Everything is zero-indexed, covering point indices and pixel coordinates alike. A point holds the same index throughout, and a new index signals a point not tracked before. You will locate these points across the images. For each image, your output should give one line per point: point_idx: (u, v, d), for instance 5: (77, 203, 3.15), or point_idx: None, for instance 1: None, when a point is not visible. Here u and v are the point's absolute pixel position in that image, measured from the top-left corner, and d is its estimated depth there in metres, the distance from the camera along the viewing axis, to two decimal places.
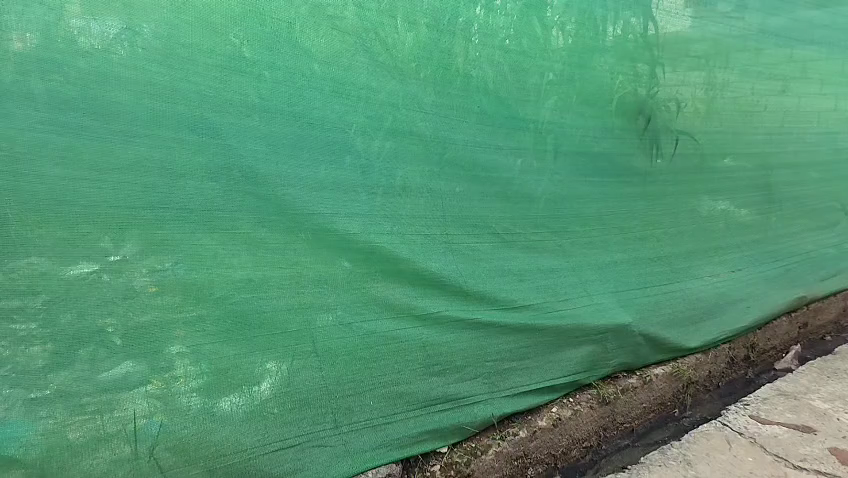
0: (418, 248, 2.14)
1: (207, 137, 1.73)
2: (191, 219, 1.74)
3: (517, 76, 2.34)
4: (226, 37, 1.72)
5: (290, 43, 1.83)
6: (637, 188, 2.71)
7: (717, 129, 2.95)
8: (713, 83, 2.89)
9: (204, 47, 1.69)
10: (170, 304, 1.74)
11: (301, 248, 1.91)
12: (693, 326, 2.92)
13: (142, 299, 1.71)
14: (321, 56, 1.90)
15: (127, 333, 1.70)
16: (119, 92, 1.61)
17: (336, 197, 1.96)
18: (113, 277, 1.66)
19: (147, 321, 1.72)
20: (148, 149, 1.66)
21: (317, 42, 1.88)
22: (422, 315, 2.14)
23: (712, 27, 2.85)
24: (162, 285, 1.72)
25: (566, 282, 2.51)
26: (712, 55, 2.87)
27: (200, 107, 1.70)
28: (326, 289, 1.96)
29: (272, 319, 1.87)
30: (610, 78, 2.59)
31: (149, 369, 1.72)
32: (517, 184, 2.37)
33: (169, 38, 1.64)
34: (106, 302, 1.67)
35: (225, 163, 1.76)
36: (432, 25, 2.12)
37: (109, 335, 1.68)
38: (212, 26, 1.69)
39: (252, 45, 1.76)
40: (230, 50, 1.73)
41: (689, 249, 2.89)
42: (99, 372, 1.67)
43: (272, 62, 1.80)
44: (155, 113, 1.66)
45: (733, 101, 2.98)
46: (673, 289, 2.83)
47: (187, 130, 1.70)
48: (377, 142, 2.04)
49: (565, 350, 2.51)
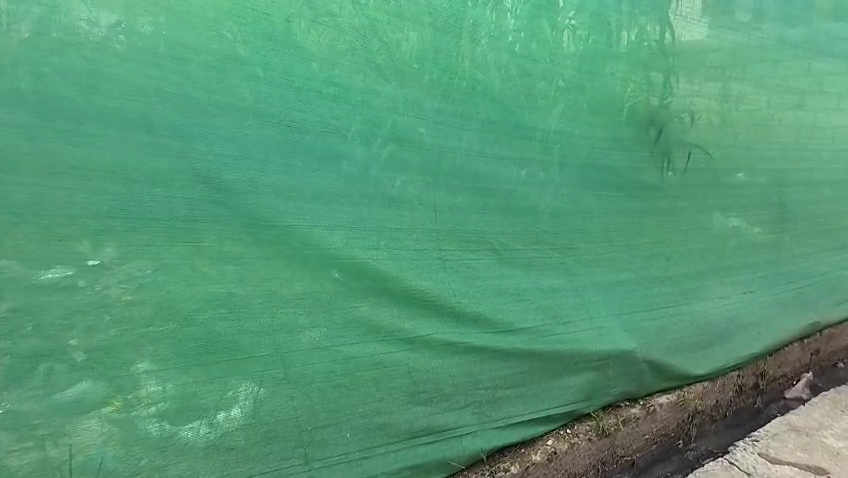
0: (409, 265, 2.00)
1: (185, 139, 1.59)
2: (161, 228, 1.60)
3: (524, 81, 2.18)
4: (209, 30, 1.58)
5: (279, 39, 1.69)
6: (646, 203, 2.55)
7: (732, 143, 2.79)
8: (729, 94, 2.73)
9: (184, 40, 1.55)
10: (135, 320, 1.60)
11: (281, 262, 1.77)
12: (701, 353, 2.76)
13: (106, 313, 1.57)
14: (313, 53, 1.75)
15: (88, 349, 1.56)
16: (89, 88, 1.47)
17: (322, 208, 1.82)
18: (74, 289, 1.53)
19: (110, 337, 1.58)
20: (119, 150, 1.52)
21: (308, 38, 1.74)
22: (409, 339, 2.01)
23: (729, 36, 2.69)
24: (128, 299, 1.59)
25: (568, 303, 2.36)
26: (728, 66, 2.71)
27: (177, 107, 1.57)
28: (307, 308, 1.83)
29: (245, 341, 1.74)
30: (621, 86, 2.44)
31: (109, 390, 1.60)
32: (520, 197, 2.22)
33: (146, 30, 1.51)
34: (68, 315, 1.54)
35: (203, 167, 1.62)
36: (433, 24, 1.98)
37: (69, 351, 1.54)
38: (194, 19, 1.56)
39: (237, 38, 1.62)
40: (214, 45, 1.59)
41: (700, 269, 2.73)
42: (56, 391, 1.54)
43: (258, 58, 1.66)
44: (129, 110, 1.52)
45: (749, 114, 2.82)
46: (681, 313, 2.67)
47: (163, 131, 1.56)
48: (370, 148, 1.90)
49: (564, 376, 2.36)
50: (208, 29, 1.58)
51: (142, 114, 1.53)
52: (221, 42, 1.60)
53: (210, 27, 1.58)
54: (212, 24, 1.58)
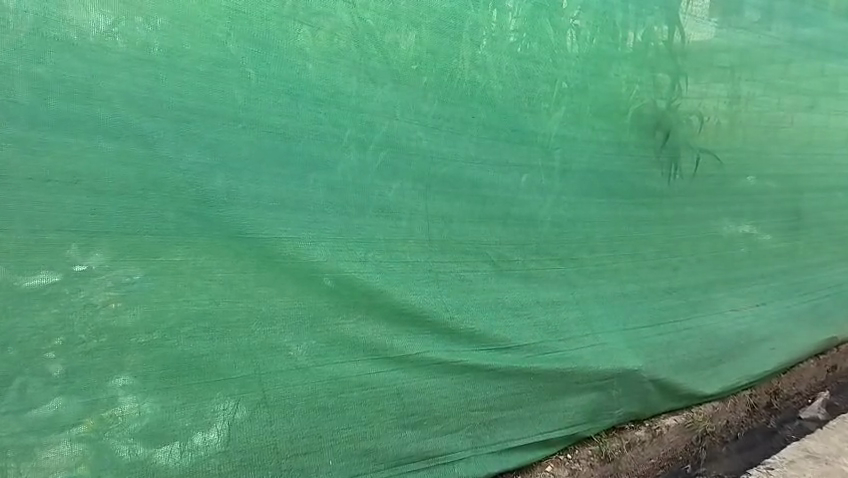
0: (397, 281, 1.89)
1: (164, 146, 1.54)
2: (140, 239, 1.56)
3: (525, 83, 2.08)
4: (192, 32, 1.52)
5: (265, 41, 1.62)
6: (651, 211, 2.43)
7: (741, 147, 2.67)
8: (738, 96, 2.61)
9: (170, 44, 1.50)
10: (114, 334, 1.55)
11: (262, 278, 1.69)
12: (710, 371, 2.63)
13: (81, 328, 1.53)
14: (300, 55, 1.68)
15: (64, 365, 1.52)
16: (67, 92, 1.43)
17: (306, 219, 1.74)
18: (55, 299, 1.50)
19: (88, 351, 1.54)
20: (98, 158, 1.48)
21: (298, 39, 1.67)
22: (397, 358, 1.91)
23: (739, 35, 2.56)
24: (107, 312, 1.54)
25: (570, 318, 2.24)
26: (738, 66, 2.59)
27: (160, 112, 1.52)
28: (289, 326, 1.74)
29: (223, 361, 1.67)
30: (627, 89, 2.32)
31: (85, 406, 1.55)
32: (518, 206, 2.11)
33: (127, 33, 1.46)
34: (40, 330, 1.50)
35: (182, 176, 1.57)
36: (431, 24, 1.88)
37: (44, 366, 1.51)
38: (176, 20, 1.50)
39: (221, 40, 1.56)
40: (195, 46, 1.53)
41: (708, 280, 2.60)
42: (29, 408, 1.51)
43: (243, 61, 1.59)
44: (107, 115, 1.47)
45: (759, 117, 2.69)
46: (690, 327, 2.54)
47: (141, 138, 1.51)
48: (360, 154, 1.81)
49: (565, 396, 2.24)
50: (190, 30, 1.52)
51: (120, 120, 1.49)
52: (204, 44, 1.54)
53: (193, 29, 1.52)
54: (195, 26, 1.52)
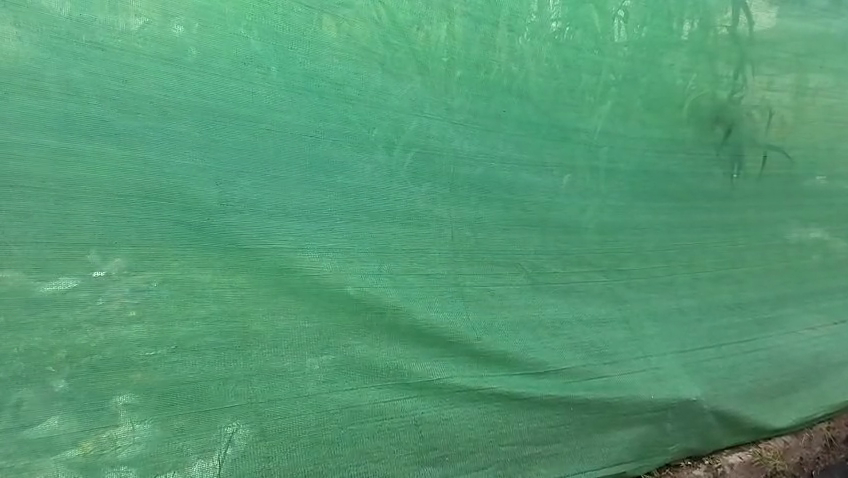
0: (417, 296, 1.72)
1: (145, 146, 1.51)
2: (123, 251, 1.50)
3: (569, 74, 1.92)
4: (213, 28, 1.54)
5: (292, 38, 1.61)
6: (711, 216, 2.16)
7: (808, 141, 2.33)
8: (805, 87, 2.30)
9: (185, 41, 1.52)
10: (103, 353, 1.48)
11: (257, 296, 1.59)
12: (780, 401, 2.24)
13: (86, 339, 1.47)
14: (323, 47, 1.64)
15: (69, 378, 1.46)
16: (67, 89, 1.45)
17: (306, 226, 1.63)
18: (63, 306, 1.46)
19: (89, 366, 1.47)
20: (85, 162, 1.47)
21: (322, 33, 1.64)
22: (415, 385, 1.71)
23: (807, 20, 2.30)
24: (97, 330, 1.47)
25: (616, 338, 1.98)
26: (806, 55, 2.30)
27: (162, 112, 1.51)
28: (292, 350, 1.61)
29: (220, 388, 1.55)
30: (683, 79, 2.11)
31: (79, 430, 1.47)
32: (555, 211, 1.91)
33: (154, 32, 1.50)
34: (47, 340, 1.45)
35: (162, 179, 1.52)
36: (466, 13, 1.78)
37: (51, 377, 1.45)
38: (200, 18, 1.53)
39: (242, 36, 1.56)
40: (214, 42, 1.54)
41: (776, 295, 2.26)
42: (24, 426, 1.44)
43: (271, 56, 1.59)
44: (103, 114, 1.48)
45: (828, 108, 2.35)
46: (758, 349, 2.20)
47: (122, 137, 1.49)
48: (368, 154, 1.69)
49: (611, 430, 1.94)
50: (214, 27, 1.54)
51: (109, 121, 1.48)
52: (221, 37, 1.54)
53: (215, 27, 1.54)
54: (219, 22, 1.54)
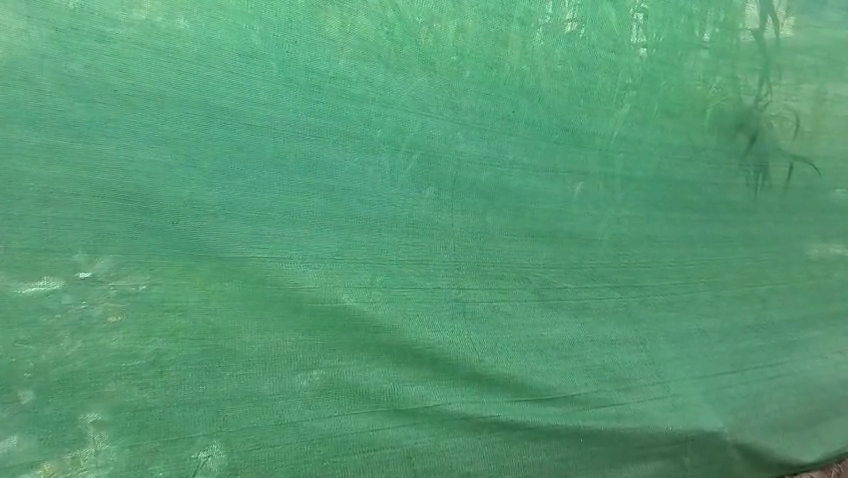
0: (412, 312, 1.57)
1: (103, 140, 1.32)
2: (76, 259, 1.33)
3: (584, 75, 1.77)
4: (212, 17, 1.36)
5: (294, 30, 1.44)
6: (733, 229, 2.00)
7: (833, 152, 2.18)
8: (832, 94, 2.16)
9: (180, 33, 1.33)
10: (74, 363, 1.33)
11: (237, 311, 1.43)
12: (806, 433, 2.08)
13: (56, 350, 1.32)
14: (328, 42, 1.48)
15: (36, 389, 1.31)
16: (9, 72, 1.24)
17: (291, 234, 1.47)
18: (34, 312, 1.31)
19: (59, 379, 1.32)
20: (28, 157, 1.27)
21: (324, 26, 1.47)
22: (407, 412, 1.56)
23: (833, 25, 2.16)
24: (45, 347, 1.31)
25: (631, 362, 1.82)
26: (832, 61, 2.16)
27: (132, 104, 1.33)
28: (272, 371, 1.46)
29: (189, 413, 1.40)
30: (707, 83, 1.96)
31: (39, 449, 1.32)
32: (568, 222, 1.76)
33: (142, 20, 1.31)
34: (14, 348, 1.30)
35: (120, 178, 1.33)
36: (478, 8, 1.63)
37: (15, 391, 1.30)
38: (204, 7, 1.35)
39: (244, 30, 1.39)
40: (218, 35, 1.37)
41: (803, 317, 2.09)
42: None
43: (275, 51, 1.42)
44: (54, 102, 1.27)
45: None
46: (783, 376, 2.03)
47: (78, 131, 1.29)
48: (363, 156, 1.55)
49: (624, 465, 1.78)
50: (220, 21, 1.37)
51: (59, 110, 1.28)
52: (221, 27, 1.37)
53: (217, 17, 1.36)
54: (223, 13, 1.37)
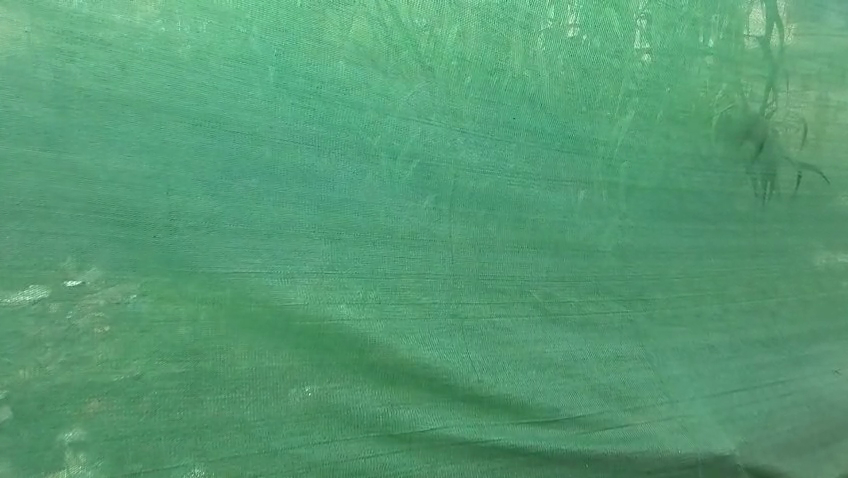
0: (407, 331, 1.49)
1: (72, 148, 1.26)
2: (45, 275, 1.25)
3: (586, 80, 1.70)
4: (215, 20, 1.32)
5: (292, 34, 1.39)
6: (741, 241, 1.93)
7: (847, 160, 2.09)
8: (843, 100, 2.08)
9: (174, 38, 1.29)
10: (55, 381, 1.26)
11: (221, 329, 1.35)
12: (822, 454, 1.98)
13: (35, 368, 1.25)
14: (329, 45, 1.42)
15: (14, 408, 1.24)
16: None
17: (278, 248, 1.39)
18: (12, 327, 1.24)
19: (33, 399, 1.25)
20: None
21: (323, 30, 1.41)
22: (400, 437, 1.48)
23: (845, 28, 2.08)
24: (13, 370, 1.24)
25: (637, 381, 1.74)
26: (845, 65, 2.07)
27: (104, 110, 1.27)
28: (258, 394, 1.37)
29: (169, 439, 1.31)
30: (713, 89, 1.89)
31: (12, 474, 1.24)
32: (571, 234, 1.68)
33: (130, 23, 1.27)
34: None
35: (93, 190, 1.27)
36: (479, 12, 1.56)
37: None
38: (204, 10, 1.31)
39: (242, 33, 1.34)
40: (216, 40, 1.32)
41: (816, 330, 2.01)
42: None
43: (273, 56, 1.37)
44: (23, 109, 1.22)
45: None
46: (795, 393, 1.95)
47: (44, 137, 1.24)
48: (356, 166, 1.47)
49: None
50: (219, 24, 1.32)
51: (23, 115, 1.23)
52: (221, 31, 1.32)
53: (214, 20, 1.32)
54: (221, 16, 1.32)
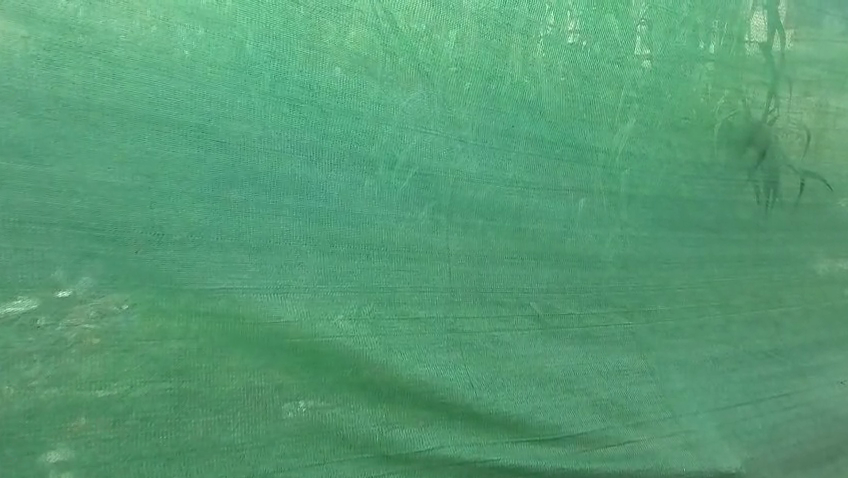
0: (402, 347, 1.45)
1: (53, 160, 1.21)
2: (25, 292, 1.21)
3: (586, 87, 1.66)
4: (208, 27, 1.29)
5: (286, 41, 1.35)
6: (744, 250, 1.89)
7: None
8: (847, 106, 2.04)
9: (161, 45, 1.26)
10: (34, 402, 1.21)
11: (208, 346, 1.31)
12: (828, 468, 1.93)
13: (14, 388, 1.20)
14: (324, 53, 1.38)
15: None
16: None
17: (268, 262, 1.35)
18: None
19: (13, 420, 1.20)
20: None
21: (317, 36, 1.38)
22: (395, 457, 1.43)
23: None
24: None
25: (639, 396, 1.69)
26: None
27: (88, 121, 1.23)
28: (247, 413, 1.33)
29: (154, 462, 1.26)
30: (714, 96, 1.85)
31: None
32: (570, 245, 1.64)
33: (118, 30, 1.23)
34: None
35: (74, 203, 1.23)
36: (476, 19, 1.52)
37: None
38: (196, 17, 1.28)
39: (236, 40, 1.31)
40: (205, 47, 1.29)
41: (821, 341, 1.97)
42: None
43: (266, 63, 1.34)
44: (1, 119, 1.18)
45: None
46: (801, 407, 1.90)
47: (22, 148, 1.20)
48: (349, 177, 1.43)
49: None
50: (210, 30, 1.29)
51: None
52: (213, 37, 1.29)
53: (205, 27, 1.28)
54: (212, 22, 1.29)
